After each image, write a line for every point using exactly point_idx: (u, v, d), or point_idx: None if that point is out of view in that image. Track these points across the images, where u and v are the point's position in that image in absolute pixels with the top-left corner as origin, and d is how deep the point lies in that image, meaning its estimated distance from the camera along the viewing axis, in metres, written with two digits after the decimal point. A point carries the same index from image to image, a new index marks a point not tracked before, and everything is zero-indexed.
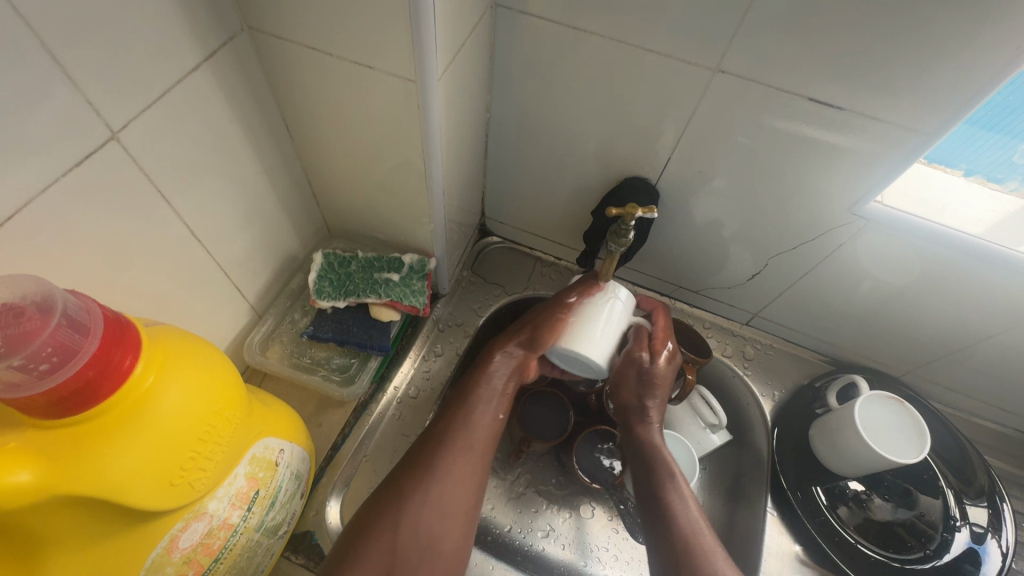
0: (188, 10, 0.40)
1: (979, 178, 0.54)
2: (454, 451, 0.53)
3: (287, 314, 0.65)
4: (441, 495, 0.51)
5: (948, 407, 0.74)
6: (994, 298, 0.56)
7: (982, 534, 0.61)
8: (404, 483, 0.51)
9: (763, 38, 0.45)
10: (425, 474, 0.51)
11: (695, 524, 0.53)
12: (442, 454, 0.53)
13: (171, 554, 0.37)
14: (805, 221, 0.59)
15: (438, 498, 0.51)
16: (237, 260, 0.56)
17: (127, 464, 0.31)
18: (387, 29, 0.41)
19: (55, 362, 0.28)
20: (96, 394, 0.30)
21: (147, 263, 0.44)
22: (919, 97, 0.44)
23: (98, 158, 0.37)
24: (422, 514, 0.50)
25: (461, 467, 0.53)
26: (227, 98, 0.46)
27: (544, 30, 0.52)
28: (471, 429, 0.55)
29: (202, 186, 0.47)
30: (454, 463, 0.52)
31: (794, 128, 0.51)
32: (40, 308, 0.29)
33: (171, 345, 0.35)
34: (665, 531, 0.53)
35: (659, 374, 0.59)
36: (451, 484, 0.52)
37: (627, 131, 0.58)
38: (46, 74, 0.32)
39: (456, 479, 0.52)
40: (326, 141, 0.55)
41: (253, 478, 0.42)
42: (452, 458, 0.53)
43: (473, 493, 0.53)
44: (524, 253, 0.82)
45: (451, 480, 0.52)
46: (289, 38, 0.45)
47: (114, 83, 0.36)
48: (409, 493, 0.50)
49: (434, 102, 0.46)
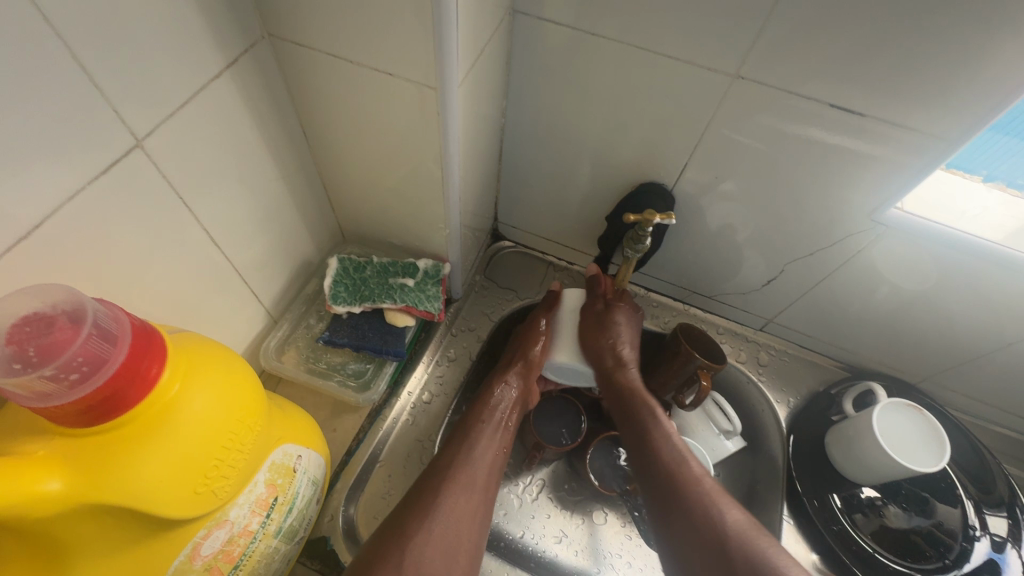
0: (210, 17, 0.40)
1: (998, 184, 0.54)
2: (455, 489, 0.53)
3: (302, 318, 0.65)
4: (443, 533, 0.50)
5: (967, 415, 0.73)
6: (1015, 306, 0.56)
7: (1002, 543, 0.60)
8: (406, 522, 0.49)
9: (785, 43, 0.45)
10: (427, 514, 0.50)
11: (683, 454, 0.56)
12: (443, 493, 0.52)
13: (193, 562, 0.37)
14: (823, 227, 0.58)
15: (441, 536, 0.49)
16: (254, 266, 0.56)
17: (152, 473, 0.31)
18: (408, 37, 0.41)
19: (85, 372, 0.29)
20: (124, 402, 0.30)
21: (167, 269, 0.45)
22: (943, 103, 0.44)
23: (121, 165, 0.37)
24: (426, 552, 0.48)
25: (464, 503, 0.53)
26: (247, 104, 0.47)
27: (561, 36, 0.52)
28: (471, 464, 0.56)
29: (221, 192, 0.47)
30: (456, 500, 0.52)
31: (814, 134, 0.50)
32: (71, 318, 0.29)
33: (195, 353, 0.35)
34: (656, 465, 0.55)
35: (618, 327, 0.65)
36: (453, 522, 0.51)
37: (644, 136, 0.58)
38: (72, 82, 0.32)
39: (457, 512, 0.52)
40: (342, 146, 0.55)
41: (273, 484, 0.42)
42: (454, 495, 0.53)
43: (478, 526, 0.53)
44: (537, 258, 0.82)
45: (453, 517, 0.51)
46: (309, 45, 0.45)
47: (138, 90, 0.36)
48: (412, 532, 0.48)
49: (452, 109, 0.46)
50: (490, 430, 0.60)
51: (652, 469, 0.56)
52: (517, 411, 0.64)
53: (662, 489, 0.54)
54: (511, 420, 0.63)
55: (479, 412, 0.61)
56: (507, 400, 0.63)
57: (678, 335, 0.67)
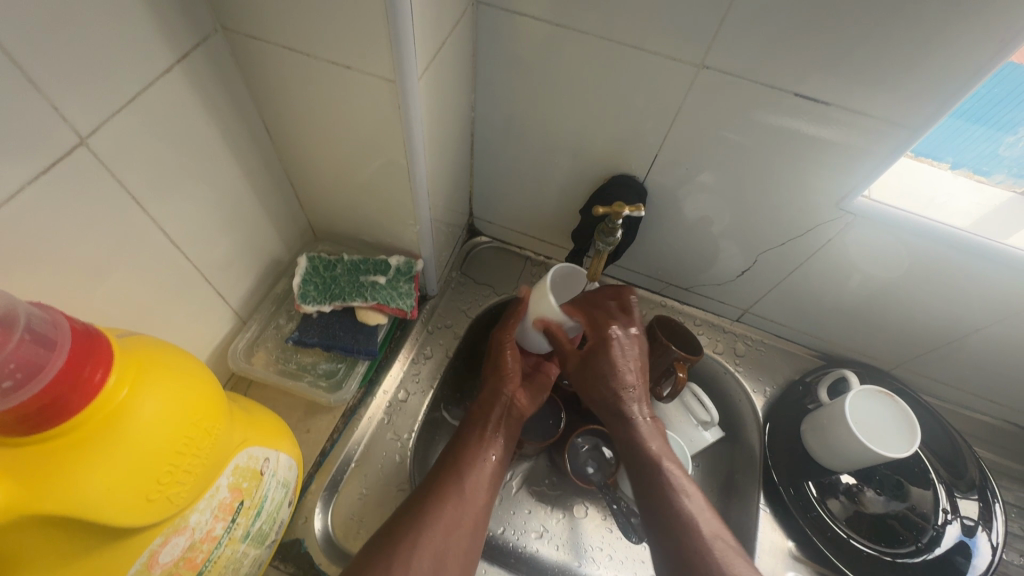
0: (158, 10, 0.38)
1: (965, 172, 0.54)
2: (444, 498, 0.52)
3: (272, 318, 0.64)
4: (433, 537, 0.49)
5: (939, 400, 0.74)
6: (983, 291, 0.56)
7: (972, 527, 0.61)
8: (396, 530, 0.49)
9: (748, 34, 0.44)
10: (416, 520, 0.50)
11: (690, 505, 0.51)
12: (432, 501, 0.52)
13: (152, 570, 0.36)
14: (793, 217, 0.58)
15: (431, 542, 0.49)
16: (219, 266, 0.55)
17: (99, 481, 0.30)
18: (365, 29, 0.40)
19: (19, 378, 0.28)
20: (67, 409, 0.29)
21: (122, 272, 0.43)
22: (904, 92, 0.44)
23: (66, 165, 0.36)
24: (414, 558, 0.47)
25: (453, 514, 0.51)
26: (203, 100, 0.45)
27: (527, 28, 0.51)
28: (459, 473, 0.55)
29: (179, 191, 0.46)
30: (444, 509, 0.51)
31: (781, 122, 0.50)
32: (3, 323, 0.28)
33: (144, 355, 0.34)
34: (663, 520, 0.51)
35: (606, 352, 0.57)
36: (445, 528, 0.50)
37: (614, 129, 0.57)
38: (8, 80, 0.31)
39: (445, 523, 0.50)
40: (307, 144, 0.54)
41: (237, 488, 0.42)
42: (444, 502, 0.52)
43: (470, 532, 0.51)
44: (513, 253, 0.81)
45: (444, 526, 0.50)
46: (264, 38, 0.44)
47: (82, 87, 0.35)
48: (401, 537, 0.48)
49: (415, 102, 0.45)
50: (481, 438, 0.58)
51: (657, 522, 0.51)
52: (512, 419, 0.61)
53: (668, 547, 0.50)
54: (510, 423, 0.61)
55: (467, 427, 0.60)
56: (494, 416, 0.60)
57: (655, 328, 0.67)
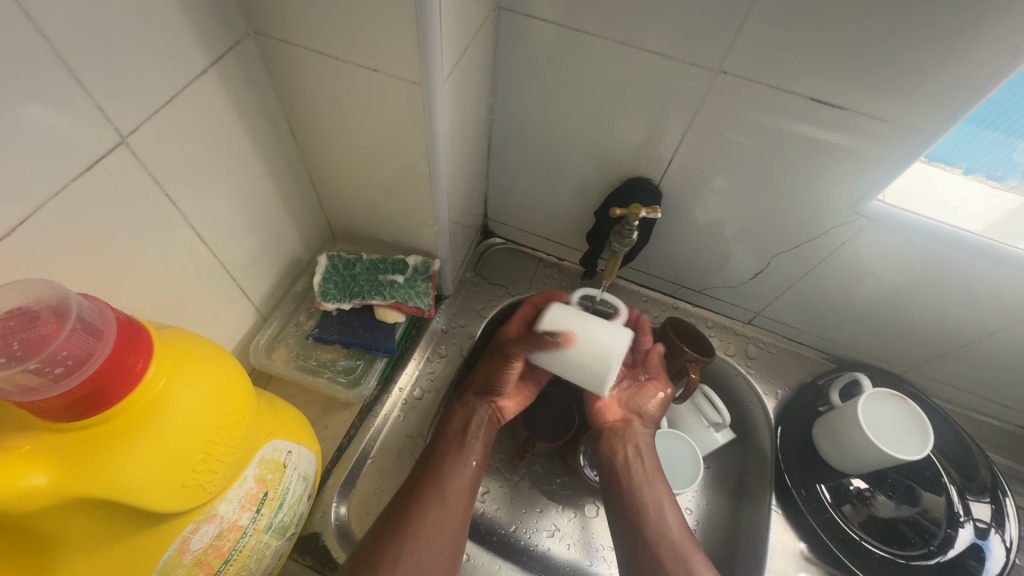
0: (194, 13, 0.40)
1: (978, 177, 0.55)
2: (426, 504, 0.53)
3: (292, 316, 0.65)
4: (416, 545, 0.51)
5: (952, 404, 0.74)
6: (997, 296, 0.57)
7: (986, 530, 0.61)
8: (380, 537, 0.51)
9: (766, 40, 0.45)
10: (397, 529, 0.51)
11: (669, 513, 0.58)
12: (415, 509, 0.53)
13: (182, 557, 0.37)
14: (807, 220, 0.59)
15: (414, 547, 0.50)
16: (243, 263, 0.56)
17: (137, 467, 0.31)
18: (393, 34, 0.41)
19: (70, 366, 0.29)
20: (109, 398, 0.30)
21: (154, 268, 0.45)
22: (921, 96, 0.45)
23: (107, 163, 0.37)
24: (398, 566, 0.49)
25: (435, 518, 0.53)
26: (233, 101, 0.47)
27: (546, 33, 0.52)
28: (441, 478, 0.56)
29: (209, 190, 0.47)
30: (426, 515, 0.53)
31: (797, 127, 0.51)
32: (56, 313, 0.29)
33: (180, 348, 0.35)
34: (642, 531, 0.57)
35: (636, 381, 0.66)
36: (426, 536, 0.51)
37: (630, 132, 0.58)
38: (57, 81, 0.32)
39: (427, 530, 0.52)
40: (330, 145, 0.56)
41: (262, 479, 0.43)
42: (426, 509, 0.53)
43: (451, 538, 0.53)
44: (527, 254, 0.82)
45: (426, 531, 0.52)
46: (292, 41, 0.45)
47: (123, 88, 0.36)
48: (385, 545, 0.50)
49: (438, 105, 0.46)
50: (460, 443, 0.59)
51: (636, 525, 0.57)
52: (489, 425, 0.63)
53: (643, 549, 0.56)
54: (490, 429, 0.63)
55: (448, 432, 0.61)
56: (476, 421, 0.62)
57: (667, 330, 0.68)
